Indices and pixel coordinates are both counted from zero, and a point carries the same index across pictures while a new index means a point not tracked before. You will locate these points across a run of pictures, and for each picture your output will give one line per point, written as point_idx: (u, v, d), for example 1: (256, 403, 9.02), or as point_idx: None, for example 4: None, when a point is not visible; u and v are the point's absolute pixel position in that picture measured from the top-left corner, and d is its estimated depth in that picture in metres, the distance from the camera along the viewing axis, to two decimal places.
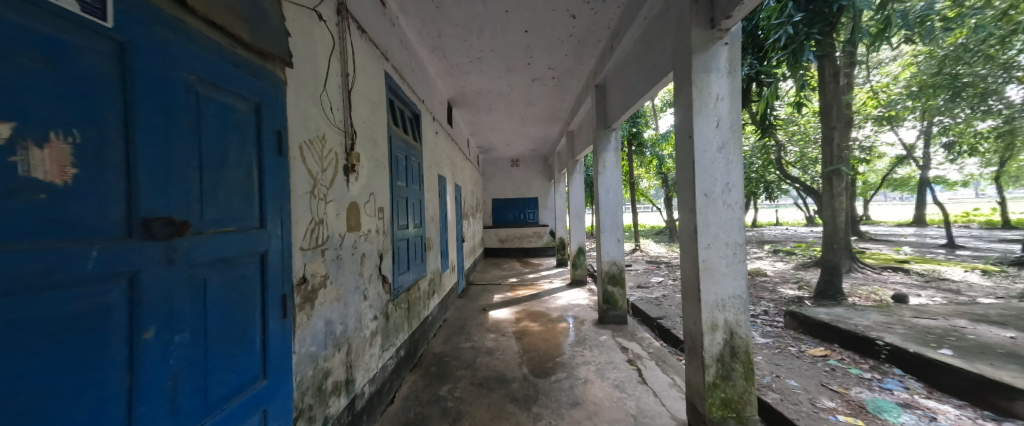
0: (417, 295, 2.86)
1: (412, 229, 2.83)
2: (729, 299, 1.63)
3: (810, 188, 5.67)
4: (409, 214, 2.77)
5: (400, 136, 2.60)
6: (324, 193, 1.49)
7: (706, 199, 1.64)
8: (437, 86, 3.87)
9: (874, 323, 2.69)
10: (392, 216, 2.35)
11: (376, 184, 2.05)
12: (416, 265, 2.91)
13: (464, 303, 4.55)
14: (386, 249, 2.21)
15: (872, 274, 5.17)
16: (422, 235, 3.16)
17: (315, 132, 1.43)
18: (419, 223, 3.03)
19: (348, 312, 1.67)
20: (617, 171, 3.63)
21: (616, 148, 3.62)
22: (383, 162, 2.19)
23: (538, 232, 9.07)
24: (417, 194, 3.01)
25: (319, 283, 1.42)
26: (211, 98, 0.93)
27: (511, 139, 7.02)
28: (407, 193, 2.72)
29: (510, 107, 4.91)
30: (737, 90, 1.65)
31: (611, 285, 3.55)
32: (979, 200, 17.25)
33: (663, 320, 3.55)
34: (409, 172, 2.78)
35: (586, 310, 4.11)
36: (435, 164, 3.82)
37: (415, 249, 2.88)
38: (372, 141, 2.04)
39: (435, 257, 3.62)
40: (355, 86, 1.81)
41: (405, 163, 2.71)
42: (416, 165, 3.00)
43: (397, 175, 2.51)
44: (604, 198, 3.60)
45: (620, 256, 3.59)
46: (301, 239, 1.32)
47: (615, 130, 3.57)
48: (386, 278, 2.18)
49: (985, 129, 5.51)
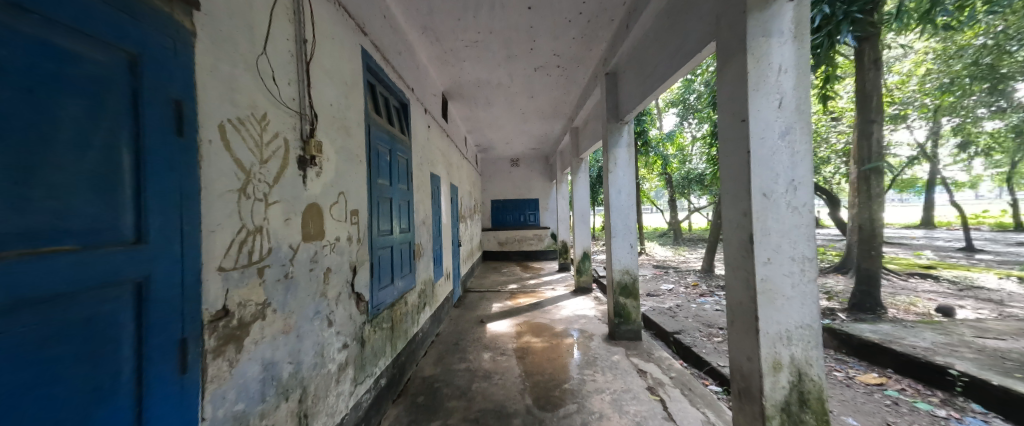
0: (403, 310, 2.48)
1: (398, 234, 2.45)
2: (795, 330, 1.26)
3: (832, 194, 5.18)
4: (394, 218, 2.39)
5: (383, 127, 2.23)
6: (267, 193, 1.12)
7: (766, 201, 1.28)
8: (430, 76, 3.51)
9: (933, 343, 2.32)
10: (371, 221, 1.97)
11: (347, 182, 1.67)
12: (403, 276, 2.52)
13: (460, 314, 4.18)
14: (362, 261, 1.83)
15: (898, 281, 4.81)
16: (411, 241, 2.78)
17: (250, 109, 1.05)
18: (407, 227, 2.66)
19: (304, 347, 1.29)
20: (630, 168, 3.24)
21: (629, 143, 3.24)
22: (358, 155, 1.81)
23: (538, 234, 8.70)
24: (405, 195, 2.64)
25: (254, 315, 1.04)
26: (15, 30, 0.55)
27: (510, 136, 6.65)
28: (391, 193, 2.34)
29: (510, 101, 4.54)
30: (805, 61, 1.29)
31: (623, 296, 3.17)
32: (986, 201, 16.91)
33: (681, 336, 3.18)
34: (394, 169, 2.40)
35: (594, 322, 3.74)
36: (429, 162, 3.46)
37: (402, 258, 2.52)
38: (344, 128, 1.66)
39: (427, 264, 3.24)
40: (317, 58, 1.44)
41: (390, 159, 2.33)
42: (403, 162, 2.62)
43: (379, 172, 2.13)
44: (616, 200, 3.23)
45: (634, 264, 3.21)
46: (223, 257, 0.94)
47: (627, 123, 3.19)
48: (362, 296, 1.80)
49: (991, 131, 5.32)
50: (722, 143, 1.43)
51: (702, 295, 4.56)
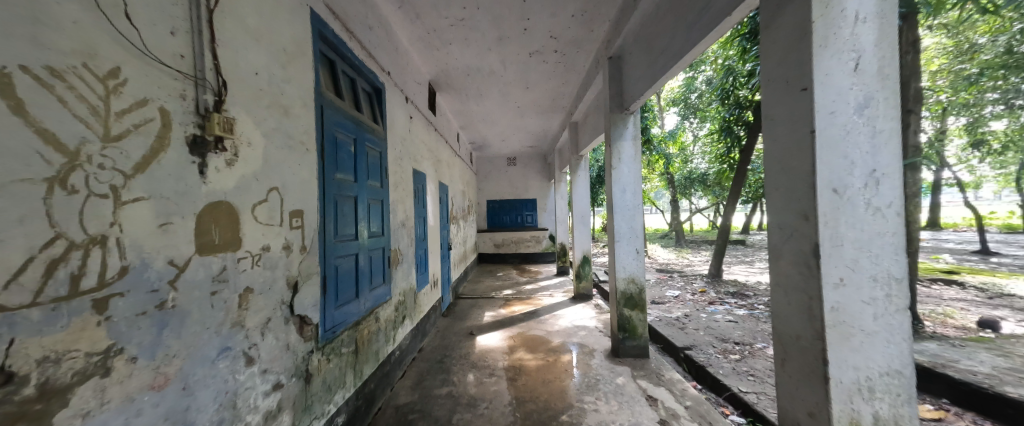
0: (373, 328, 2.12)
1: (366, 239, 2.09)
2: (878, 379, 0.91)
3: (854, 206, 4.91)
4: (362, 220, 2.03)
5: (346, 111, 1.87)
6: (118, 185, 0.76)
7: (838, 199, 0.92)
8: (413, 61, 3.16)
9: (994, 368, 1.97)
10: (326, 224, 1.61)
11: (282, 174, 1.31)
12: (374, 288, 2.16)
13: (448, 324, 3.82)
14: (309, 275, 1.46)
15: (922, 288, 4.46)
16: (386, 246, 2.41)
17: (79, 57, 0.70)
18: (380, 232, 2.30)
19: (197, 401, 0.93)
20: (636, 163, 2.87)
21: (634, 136, 2.87)
22: (302, 142, 1.44)
23: (536, 236, 8.36)
24: (378, 193, 2.29)
25: (81, 373, 0.69)
26: None
27: (506, 133, 6.29)
28: (358, 191, 1.98)
29: (503, 92, 4.19)
30: (891, 6, 0.93)
31: (627, 308, 2.82)
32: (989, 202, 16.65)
33: (694, 352, 2.83)
34: (362, 163, 2.04)
35: (595, 335, 3.39)
36: (411, 156, 3.11)
37: (372, 266, 2.15)
38: (279, 106, 1.30)
39: (407, 271, 2.88)
40: (230, 7, 1.08)
41: (357, 151, 1.97)
42: (375, 155, 2.26)
43: (339, 165, 1.76)
44: (620, 199, 2.86)
45: (642, 271, 2.85)
46: (4, 287, 0.59)
47: (632, 114, 2.84)
48: (308, 320, 1.44)
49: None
50: (768, 121, 1.09)
51: (712, 304, 4.21)
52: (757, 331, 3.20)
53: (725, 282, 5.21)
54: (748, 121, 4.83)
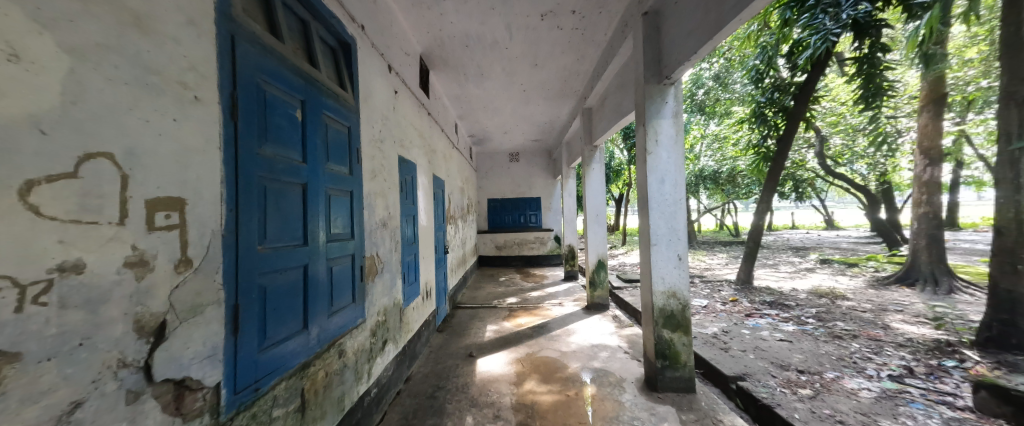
0: (334, 369, 1.53)
1: (324, 244, 1.49)
2: None
3: (920, 199, 4.71)
4: (319, 217, 1.44)
5: (289, 59, 1.28)
6: None
7: None
8: (398, 24, 2.60)
9: None
10: (241, 222, 1.02)
11: (123, 132, 0.72)
12: (335, 312, 1.57)
13: (443, 342, 3.24)
14: (198, 309, 0.87)
15: (979, 295, 4.21)
16: (358, 252, 1.82)
17: None
18: (347, 234, 1.71)
19: None
20: (678, 146, 2.28)
21: (676, 112, 2.27)
22: (180, 82, 0.85)
23: (540, 237, 7.79)
24: (345, 183, 1.70)
25: None
26: None
27: (508, 124, 5.73)
28: (311, 177, 1.39)
29: (507, 72, 3.63)
30: None
31: (668, 329, 2.23)
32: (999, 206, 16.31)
33: (752, 384, 2.26)
34: (317, 139, 1.45)
35: (621, 358, 2.81)
36: (396, 140, 2.53)
37: (333, 282, 1.56)
38: (113, 7, 0.71)
39: (390, 284, 2.30)
40: None
41: (309, 121, 1.39)
42: (339, 130, 1.67)
43: (272, 135, 1.17)
44: (657, 192, 2.27)
45: (685, 283, 2.26)
46: None
47: (673, 83, 2.25)
48: (194, 385, 0.85)
49: None
50: None
51: (750, 317, 3.63)
52: (821, 355, 2.62)
53: (757, 289, 4.62)
54: (785, 106, 4.29)
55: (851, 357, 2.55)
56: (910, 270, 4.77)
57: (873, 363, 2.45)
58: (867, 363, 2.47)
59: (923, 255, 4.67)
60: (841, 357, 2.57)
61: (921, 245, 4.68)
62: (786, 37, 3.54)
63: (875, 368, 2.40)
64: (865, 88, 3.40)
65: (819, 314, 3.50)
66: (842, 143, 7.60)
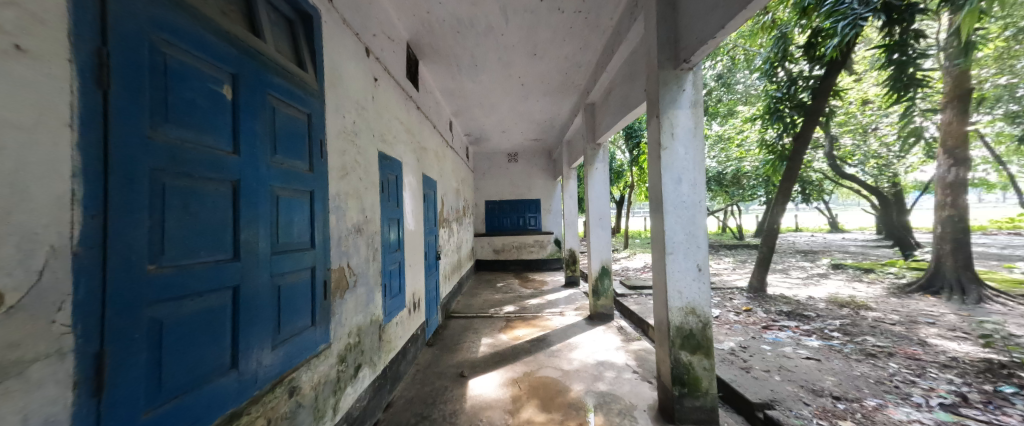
0: (279, 413, 1.23)
1: (268, 257, 1.19)
2: None
3: (945, 202, 4.42)
4: (258, 223, 1.14)
5: (213, 20, 0.98)
6: None
7: None
8: (379, 4, 2.31)
9: None
10: (111, 232, 0.72)
11: None
12: (284, 341, 1.27)
13: (433, 359, 2.93)
14: (13, 369, 0.58)
15: (1012, 305, 3.91)
16: (322, 264, 1.52)
17: None
18: (304, 244, 1.41)
19: None
20: (696, 140, 1.98)
21: (694, 100, 1.98)
22: None
23: (540, 241, 7.49)
24: (301, 182, 1.40)
25: None
26: None
27: (506, 122, 5.44)
28: (245, 173, 1.09)
29: (504, 63, 3.34)
30: None
31: (686, 351, 1.93)
32: (1005, 208, 16.09)
33: (784, 414, 1.95)
34: (256, 125, 1.15)
35: (630, 379, 2.50)
36: (376, 134, 2.23)
37: (282, 304, 1.26)
38: None
39: (366, 299, 1.99)
40: None
41: (242, 102, 1.09)
42: (294, 117, 1.37)
43: (175, 114, 0.87)
44: (673, 192, 1.97)
45: (706, 299, 1.96)
46: None
47: (692, 68, 1.95)
48: None
49: None
50: None
51: (768, 330, 3.32)
52: (856, 377, 2.31)
53: (772, 298, 4.31)
54: (801, 101, 4.00)
55: (891, 380, 2.25)
56: (934, 278, 4.47)
57: (920, 389, 2.14)
58: (911, 387, 2.17)
59: (948, 262, 4.37)
60: (879, 380, 2.26)
61: (945, 251, 4.38)
62: (805, 27, 3.27)
63: (922, 393, 2.10)
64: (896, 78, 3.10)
65: (844, 327, 3.20)
66: (852, 143, 7.33)
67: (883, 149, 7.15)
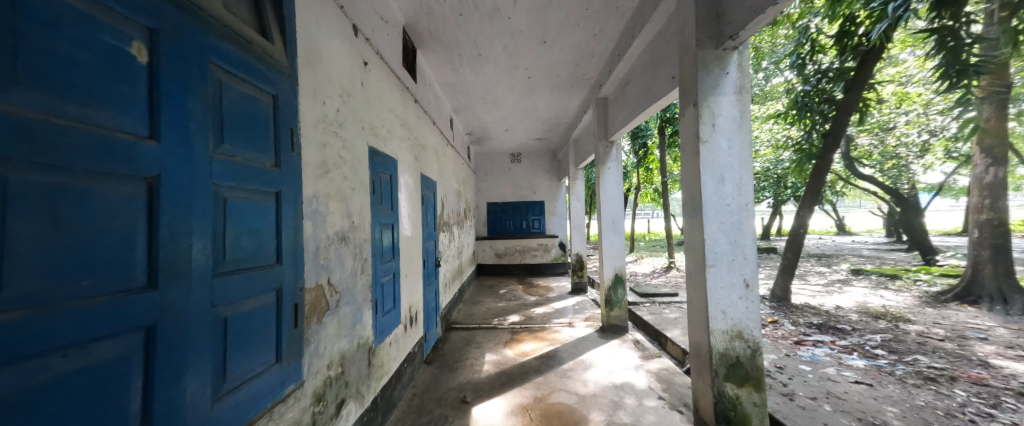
0: None
1: (208, 279, 0.88)
2: None
3: (985, 205, 4.10)
4: (191, 235, 0.84)
5: None
6: None
7: None
8: None
9: None
10: None
11: None
12: (233, 389, 0.96)
13: (431, 381, 2.62)
14: None
15: None
16: (292, 283, 1.22)
17: None
18: (265, 260, 1.10)
19: None
20: (741, 132, 1.67)
21: (738, 84, 1.68)
22: None
23: (544, 244, 7.19)
24: (263, 180, 1.09)
25: None
26: None
27: (511, 120, 5.15)
28: (170, 167, 0.79)
29: (510, 52, 3.04)
30: None
31: (733, 383, 1.63)
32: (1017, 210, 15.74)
33: None
34: (190, 103, 0.85)
35: (658, 408, 2.19)
36: (365, 127, 1.93)
37: (230, 341, 0.96)
38: None
39: (352, 320, 1.69)
40: None
41: (165, 68, 0.79)
42: (252, 98, 1.08)
43: (26, 74, 0.57)
44: (714, 194, 1.67)
45: (755, 320, 1.65)
46: None
47: (737, 47, 1.65)
48: None
49: None
50: None
51: (801, 345, 3.01)
52: (920, 408, 2.00)
53: (799, 309, 3.98)
54: (833, 95, 3.68)
55: (963, 412, 1.93)
56: (972, 286, 4.15)
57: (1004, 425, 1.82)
58: (991, 423, 1.85)
59: (986, 269, 4.05)
60: (949, 412, 1.95)
61: (984, 257, 4.06)
62: (840, 14, 2.96)
63: None
64: (950, 65, 2.74)
65: (888, 343, 2.88)
66: (870, 143, 7.04)
67: (902, 148, 6.85)
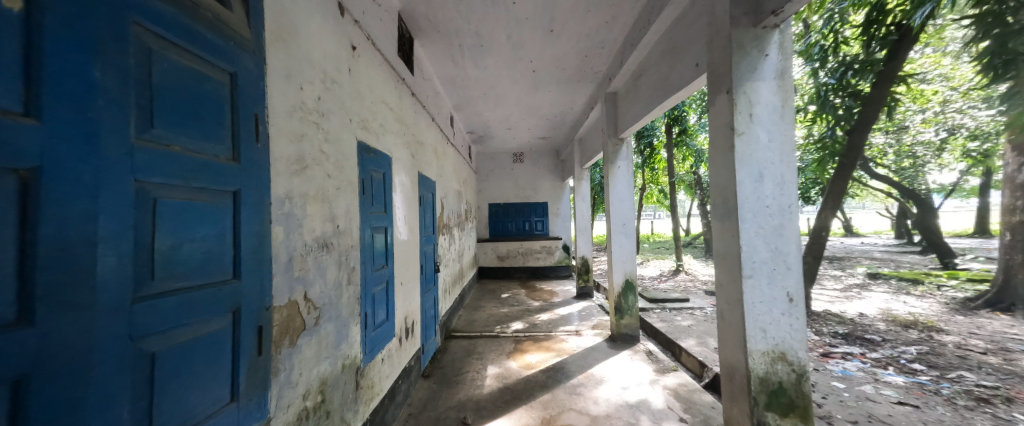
0: None
1: (121, 307, 0.66)
2: None
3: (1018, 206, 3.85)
4: (96, 249, 0.63)
5: None
6: None
7: None
8: None
9: None
10: None
11: None
12: None
13: (428, 398, 2.41)
14: None
15: None
16: (252, 302, 1.00)
17: None
18: (217, 275, 0.89)
19: None
20: (783, 122, 1.46)
21: (779, 66, 1.45)
22: None
23: (547, 247, 6.97)
24: (215, 177, 0.88)
25: None
26: None
27: (513, 118, 4.93)
28: (63, 158, 0.58)
29: (514, 42, 2.83)
30: None
31: (774, 412, 1.41)
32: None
33: None
34: (98, 73, 0.64)
35: None
36: (353, 118, 1.72)
37: (163, 384, 0.74)
38: None
39: (335, 339, 1.47)
40: None
41: (55, 23, 0.57)
42: (198, 73, 0.86)
43: None
44: (752, 193, 1.45)
45: (800, 340, 1.43)
46: None
47: (779, 23, 1.43)
48: None
49: None
50: None
51: (829, 358, 2.78)
52: None
53: (821, 317, 3.74)
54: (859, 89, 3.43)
55: None
56: (1005, 292, 3.89)
57: None
58: None
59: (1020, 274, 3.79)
60: None
61: (1017, 262, 3.80)
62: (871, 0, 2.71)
63: None
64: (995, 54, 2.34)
65: (926, 357, 2.65)
66: (885, 142, 6.79)
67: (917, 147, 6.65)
